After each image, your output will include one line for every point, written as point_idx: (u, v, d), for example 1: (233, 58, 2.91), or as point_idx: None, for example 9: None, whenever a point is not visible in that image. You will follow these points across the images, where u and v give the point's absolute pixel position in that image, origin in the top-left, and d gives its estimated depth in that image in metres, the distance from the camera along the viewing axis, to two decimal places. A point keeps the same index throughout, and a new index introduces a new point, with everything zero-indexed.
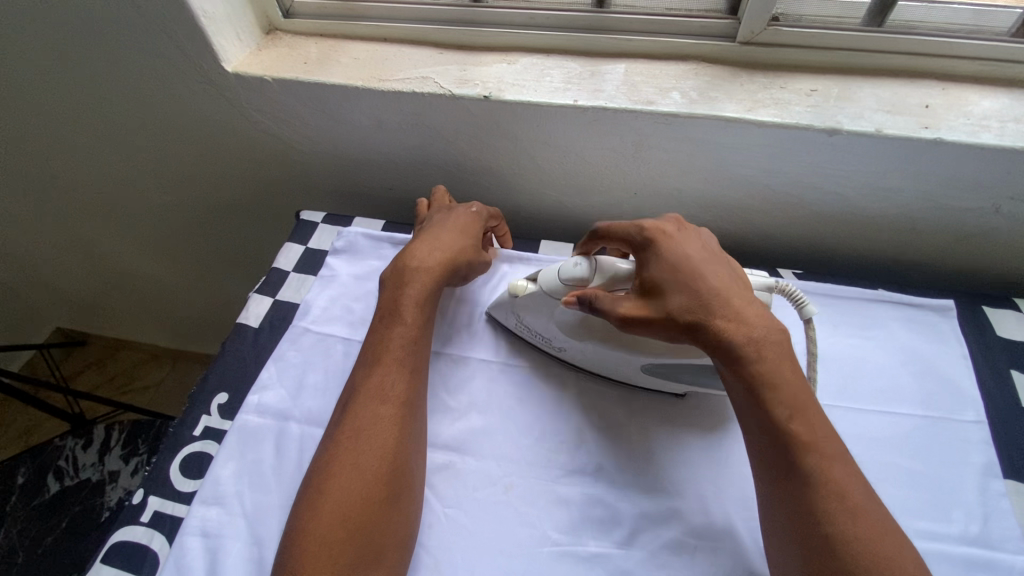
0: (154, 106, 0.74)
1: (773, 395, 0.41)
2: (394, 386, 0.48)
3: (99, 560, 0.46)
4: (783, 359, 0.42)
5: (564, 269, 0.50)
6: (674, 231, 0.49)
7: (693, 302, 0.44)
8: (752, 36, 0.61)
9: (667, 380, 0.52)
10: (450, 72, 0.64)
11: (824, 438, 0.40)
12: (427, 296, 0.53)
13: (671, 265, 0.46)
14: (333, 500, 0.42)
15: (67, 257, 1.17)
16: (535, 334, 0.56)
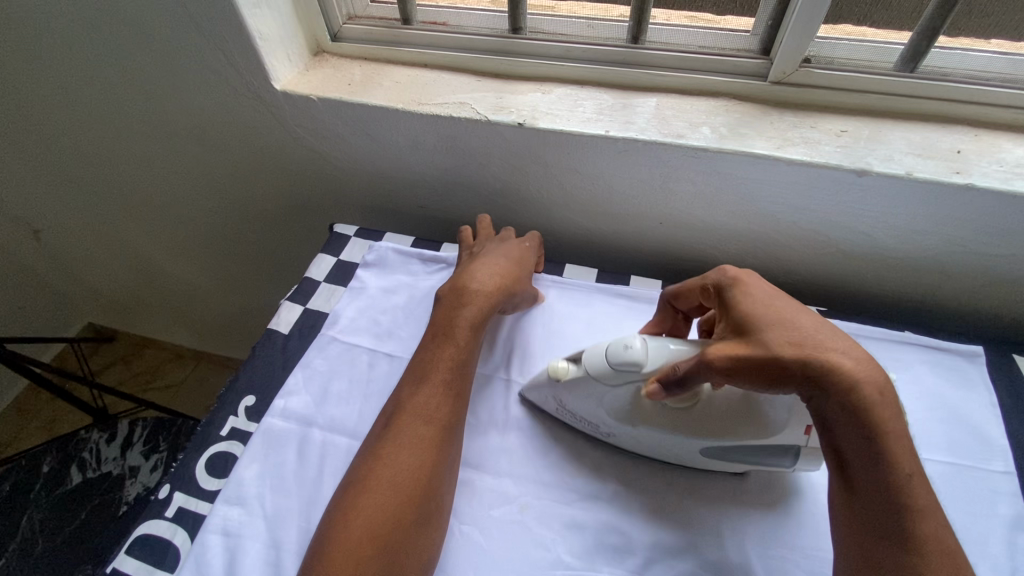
0: (204, 117, 0.78)
1: (896, 452, 0.38)
2: (437, 407, 0.49)
3: (123, 550, 0.48)
4: (898, 412, 0.39)
5: (613, 353, 0.46)
6: (758, 274, 0.47)
7: (805, 340, 0.40)
8: (785, 76, 0.62)
9: (722, 462, 0.48)
10: (487, 99, 0.67)
11: (928, 501, 0.38)
12: (479, 318, 0.54)
13: (763, 304, 0.43)
14: (362, 518, 0.42)
15: (107, 256, 1.22)
16: (577, 417, 0.52)
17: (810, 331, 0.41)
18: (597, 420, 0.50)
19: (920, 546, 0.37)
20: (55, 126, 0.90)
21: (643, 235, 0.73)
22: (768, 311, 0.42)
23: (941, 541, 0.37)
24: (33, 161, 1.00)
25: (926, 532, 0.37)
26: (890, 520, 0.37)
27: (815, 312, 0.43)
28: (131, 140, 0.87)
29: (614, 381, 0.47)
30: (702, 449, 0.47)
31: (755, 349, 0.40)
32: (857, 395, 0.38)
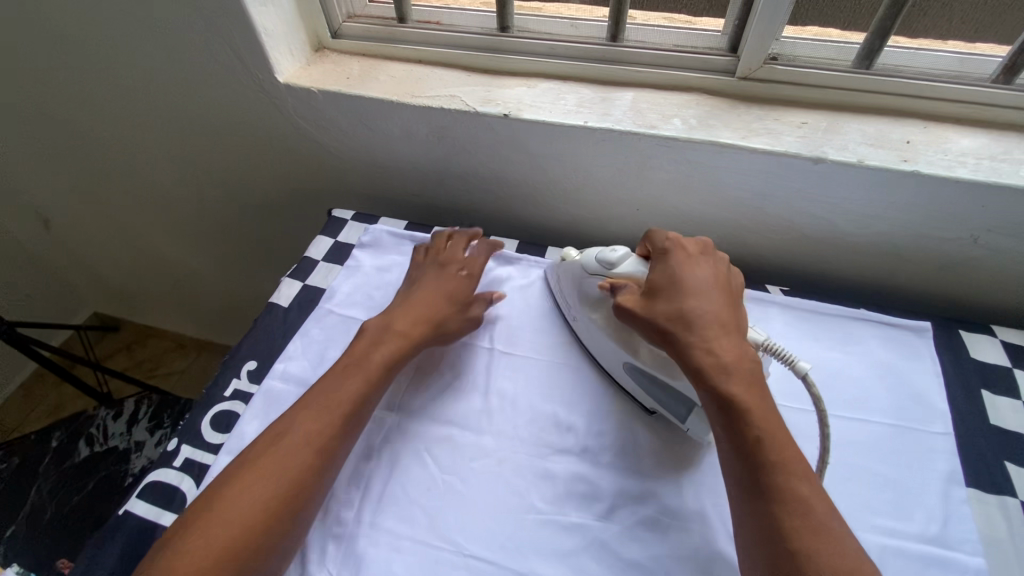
0: (211, 109, 0.83)
1: (747, 414, 0.44)
2: (348, 401, 0.50)
3: (135, 495, 0.52)
4: (751, 385, 0.46)
5: (602, 254, 0.58)
6: (694, 251, 0.56)
7: (676, 315, 0.50)
8: (750, 72, 0.67)
9: (640, 388, 0.56)
10: (476, 92, 0.72)
11: (790, 457, 0.43)
12: (439, 313, 0.59)
13: (669, 277, 0.53)
14: (258, 470, 0.45)
15: (114, 245, 1.26)
16: (563, 299, 0.64)
17: (687, 308, 0.50)
18: (569, 304, 0.62)
19: (776, 493, 0.41)
20: (70, 118, 0.95)
21: (622, 222, 0.78)
22: (664, 290, 0.52)
23: (801, 493, 0.41)
24: (47, 151, 1.05)
25: (781, 481, 0.42)
26: (751, 475, 0.43)
27: (715, 293, 0.52)
28: (142, 131, 0.92)
29: (592, 274, 0.59)
30: (625, 362, 0.56)
31: (640, 306, 0.52)
32: (710, 362, 0.47)
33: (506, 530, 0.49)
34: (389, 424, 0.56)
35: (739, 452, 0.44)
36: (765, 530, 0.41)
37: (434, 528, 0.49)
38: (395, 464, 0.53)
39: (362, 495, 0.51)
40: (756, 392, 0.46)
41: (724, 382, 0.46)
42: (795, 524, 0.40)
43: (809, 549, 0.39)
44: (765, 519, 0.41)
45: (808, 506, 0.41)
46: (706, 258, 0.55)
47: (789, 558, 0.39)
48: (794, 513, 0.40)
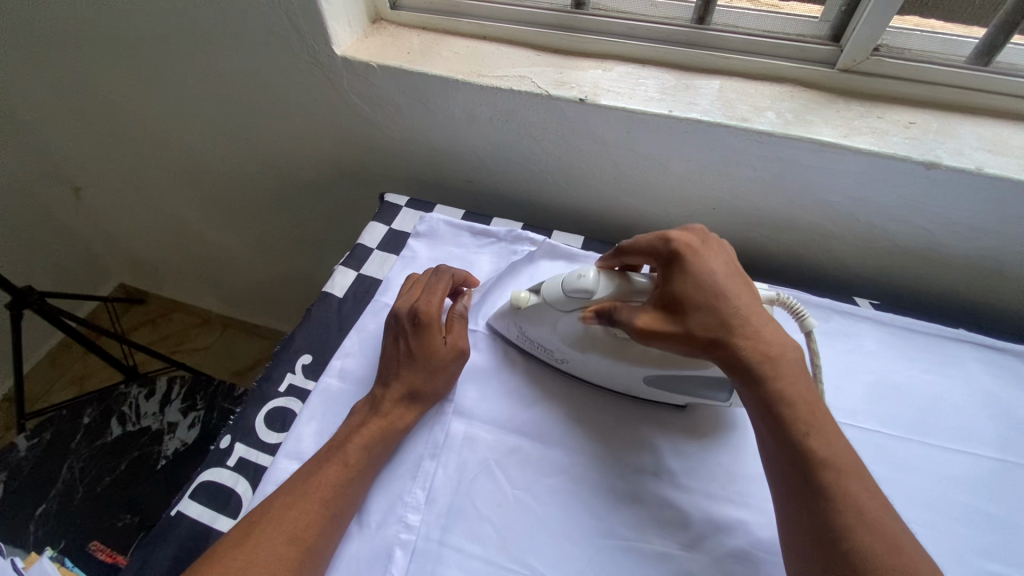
0: (258, 81, 0.78)
1: (800, 413, 0.42)
2: (362, 452, 0.48)
3: (188, 495, 0.49)
4: (797, 378, 0.44)
5: (569, 282, 0.52)
6: (700, 244, 0.49)
7: (712, 319, 0.46)
8: (853, 64, 0.61)
9: (666, 391, 0.52)
10: (547, 74, 0.66)
11: (843, 453, 0.41)
12: (418, 346, 0.53)
13: (696, 278, 0.47)
14: (292, 517, 0.43)
15: (145, 218, 1.23)
16: (539, 346, 0.56)
17: (724, 309, 0.46)
18: (551, 345, 0.55)
19: (837, 493, 0.39)
20: (106, 84, 0.90)
21: (694, 220, 0.72)
22: (690, 295, 0.47)
23: (860, 490, 0.39)
24: (82, 118, 1.01)
25: (833, 480, 0.39)
26: (807, 474, 0.40)
27: (738, 288, 0.47)
28: (181, 101, 0.87)
29: (567, 306, 0.52)
30: (643, 377, 0.52)
31: (670, 323, 0.46)
32: (754, 363, 0.44)
33: (585, 556, 0.46)
34: (455, 430, 0.52)
35: (794, 457, 0.41)
36: (825, 534, 0.38)
37: (506, 549, 0.46)
38: (463, 474, 0.50)
39: (429, 504, 0.48)
40: (799, 386, 0.43)
41: (772, 378, 0.43)
42: (851, 524, 0.37)
43: (875, 553, 0.36)
44: (827, 521, 0.38)
45: (862, 506, 0.38)
46: (719, 250, 0.50)
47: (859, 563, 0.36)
48: (851, 514, 0.38)
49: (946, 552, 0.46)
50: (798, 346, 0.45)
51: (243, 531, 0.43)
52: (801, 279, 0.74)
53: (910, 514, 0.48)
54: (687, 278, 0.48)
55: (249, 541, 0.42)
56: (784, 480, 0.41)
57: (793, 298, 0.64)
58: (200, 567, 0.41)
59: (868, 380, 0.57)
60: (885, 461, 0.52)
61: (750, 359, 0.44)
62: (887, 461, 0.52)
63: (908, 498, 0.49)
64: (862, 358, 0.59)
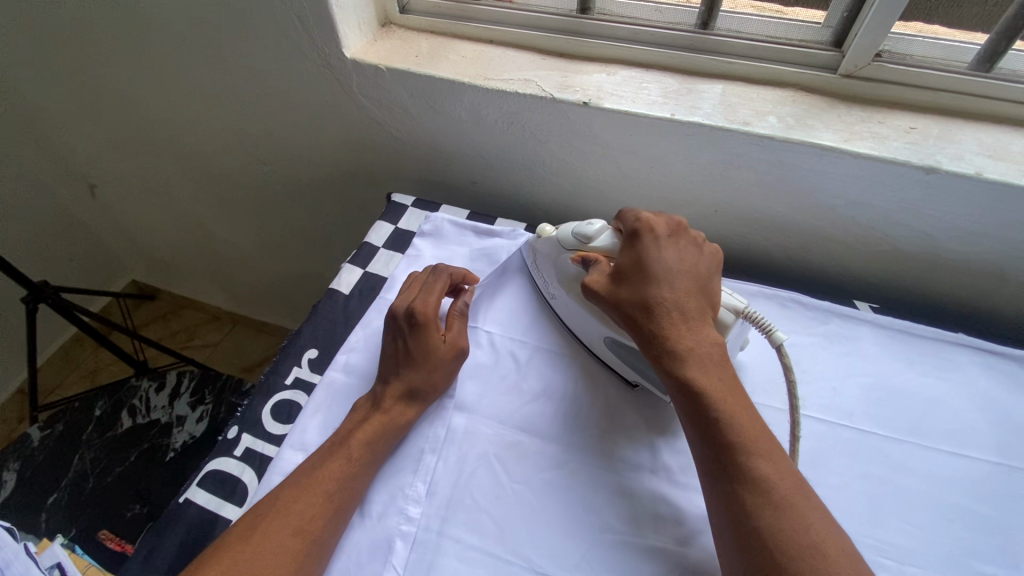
0: (270, 82, 0.80)
1: (709, 399, 0.43)
2: (363, 447, 0.49)
3: (195, 483, 0.51)
4: (716, 367, 0.45)
5: (580, 227, 0.57)
6: (661, 232, 0.51)
7: (640, 301, 0.48)
8: (855, 70, 0.62)
9: (620, 359, 0.55)
10: (552, 77, 0.67)
11: (755, 438, 0.42)
12: (416, 345, 0.54)
13: (634, 265, 0.50)
14: (297, 508, 0.44)
15: (158, 216, 1.26)
16: (540, 278, 0.62)
17: (654, 294, 0.48)
18: (548, 279, 0.61)
19: (744, 473, 0.40)
20: (123, 85, 0.93)
21: (696, 222, 0.73)
22: (626, 278, 0.50)
23: (767, 473, 0.40)
24: (99, 117, 1.04)
25: (740, 462, 0.41)
26: (718, 458, 0.42)
27: (679, 277, 0.49)
28: (195, 101, 0.90)
29: (569, 248, 0.57)
30: (602, 334, 0.55)
31: (606, 295, 0.51)
32: (669, 351, 0.46)
33: (582, 549, 0.46)
34: (456, 425, 0.54)
35: (706, 436, 0.43)
36: (732, 514, 0.39)
37: (504, 541, 0.47)
38: (463, 467, 0.51)
39: (429, 497, 0.49)
40: (718, 373, 0.45)
41: (684, 365, 0.45)
42: (757, 504, 0.39)
43: (773, 531, 0.38)
44: (733, 501, 0.40)
45: (771, 488, 0.39)
46: (675, 240, 0.51)
47: (755, 539, 0.38)
48: (755, 494, 0.39)
49: (940, 553, 0.47)
50: (719, 340, 0.46)
51: (249, 523, 0.44)
52: (802, 283, 0.74)
53: (905, 514, 0.49)
54: (628, 264, 0.51)
55: (255, 533, 0.43)
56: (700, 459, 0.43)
57: (793, 300, 0.64)
58: (209, 556, 0.42)
59: (866, 383, 0.58)
60: (881, 462, 0.52)
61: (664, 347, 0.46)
62: (882, 463, 0.52)
63: (903, 500, 0.50)
64: (861, 360, 0.59)
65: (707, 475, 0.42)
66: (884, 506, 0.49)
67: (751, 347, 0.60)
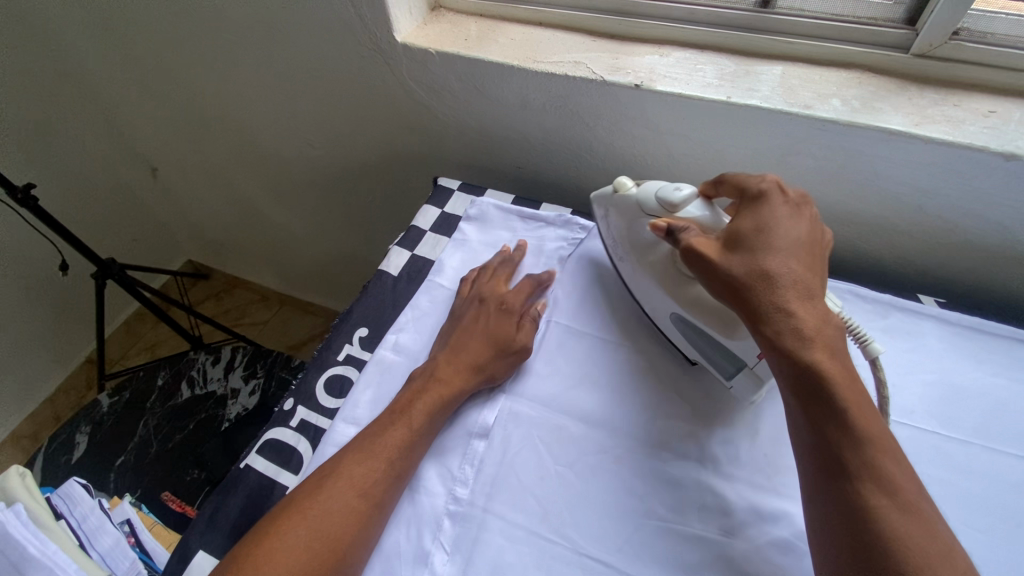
0: (322, 67, 0.82)
1: (833, 393, 0.41)
2: (423, 414, 0.50)
3: (255, 450, 0.53)
4: (836, 352, 0.43)
5: (665, 191, 0.53)
6: (786, 204, 0.50)
7: (759, 270, 0.46)
8: (929, 48, 0.58)
9: (684, 339, 0.55)
10: (603, 59, 0.66)
11: (876, 434, 0.40)
12: (495, 326, 0.57)
13: (757, 231, 0.48)
14: (360, 473, 0.46)
15: (213, 198, 1.31)
16: (611, 237, 0.60)
17: (775, 266, 0.46)
18: (620, 243, 0.59)
19: (860, 469, 0.39)
20: (185, 70, 0.97)
21: None
22: (751, 244, 0.47)
23: (891, 472, 0.39)
24: (161, 101, 1.09)
25: (861, 459, 0.39)
26: (835, 447, 0.40)
27: (801, 254, 0.47)
28: (250, 87, 0.93)
29: (650, 213, 0.55)
30: (671, 314, 0.55)
31: (719, 257, 0.47)
32: (789, 334, 0.43)
33: (625, 533, 0.47)
34: (503, 403, 0.54)
35: (827, 423, 0.41)
36: (844, 509, 0.39)
37: (548, 521, 0.47)
38: (509, 447, 0.52)
39: (476, 473, 0.50)
40: (840, 358, 0.43)
41: (807, 353, 0.42)
42: (879, 503, 0.38)
43: (900, 533, 0.37)
44: (852, 497, 0.39)
45: (896, 488, 0.38)
46: (798, 214, 0.50)
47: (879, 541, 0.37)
48: (881, 494, 0.38)
49: (1006, 560, 0.44)
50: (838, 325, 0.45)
51: (310, 487, 0.46)
52: (859, 275, 0.71)
53: (967, 518, 0.47)
54: (750, 228, 0.48)
55: (319, 495, 0.45)
56: (813, 446, 0.41)
57: (850, 292, 0.62)
58: (275, 514, 0.45)
59: (928, 380, 0.55)
60: (944, 464, 0.50)
61: (783, 329, 0.43)
62: (944, 463, 0.50)
63: (965, 502, 0.47)
64: (923, 357, 0.57)
65: (823, 466, 0.40)
66: (945, 508, 0.47)
67: None
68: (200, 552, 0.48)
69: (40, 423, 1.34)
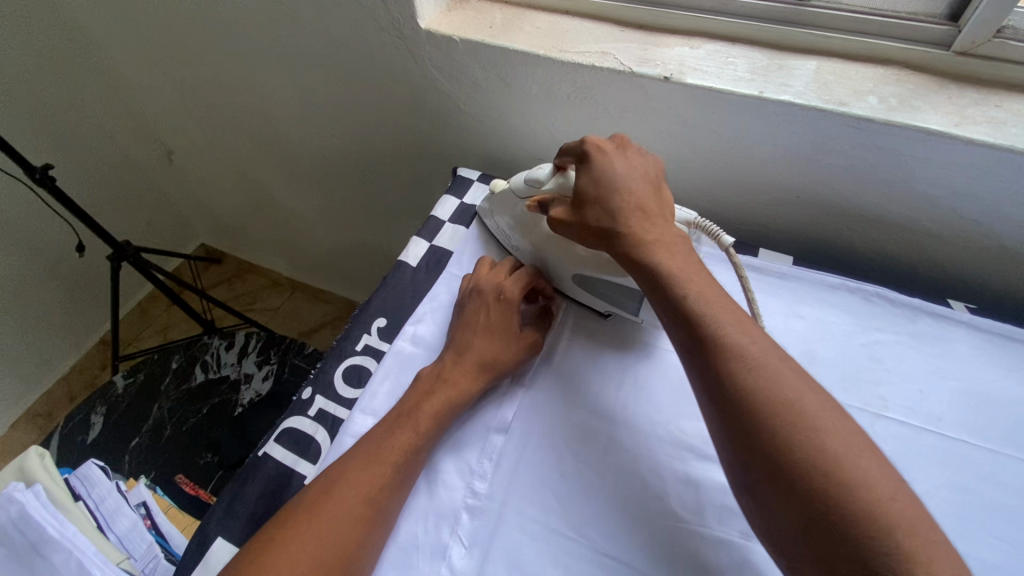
0: (342, 52, 0.81)
1: (699, 318, 0.42)
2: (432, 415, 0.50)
3: (273, 438, 0.53)
4: (691, 272, 0.46)
5: (531, 174, 0.58)
6: (609, 147, 0.52)
7: (605, 214, 0.49)
8: (971, 46, 0.56)
9: (589, 294, 0.58)
10: (631, 50, 0.65)
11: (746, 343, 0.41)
12: (508, 323, 0.55)
13: (590, 182, 0.51)
14: (367, 474, 0.45)
15: (227, 182, 1.31)
16: (500, 231, 0.65)
17: (616, 206, 0.49)
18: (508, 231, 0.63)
19: (740, 387, 0.39)
20: (203, 52, 0.96)
21: (775, 209, 0.69)
22: (589, 194, 0.50)
23: (775, 381, 0.39)
24: (179, 84, 1.08)
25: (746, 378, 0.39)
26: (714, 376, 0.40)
27: (637, 188, 0.50)
28: (269, 71, 0.92)
29: (524, 195, 0.60)
30: (572, 276, 0.58)
31: (570, 216, 0.51)
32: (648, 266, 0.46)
33: (644, 534, 0.46)
34: (521, 399, 0.54)
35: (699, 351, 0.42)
36: (742, 442, 0.38)
37: (566, 519, 0.47)
38: (528, 443, 0.51)
39: (494, 469, 0.50)
40: (697, 278, 0.45)
41: (670, 283, 0.45)
42: (778, 430, 0.37)
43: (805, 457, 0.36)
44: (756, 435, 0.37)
45: (792, 408, 0.37)
46: (624, 153, 0.52)
47: (791, 476, 0.36)
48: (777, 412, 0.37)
49: None
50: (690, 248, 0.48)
51: (317, 495, 0.44)
52: (885, 277, 0.70)
53: (996, 529, 0.46)
54: (586, 183, 0.51)
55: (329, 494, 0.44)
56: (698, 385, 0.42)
57: (879, 295, 0.60)
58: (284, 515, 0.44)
59: (958, 388, 0.53)
60: (972, 473, 0.49)
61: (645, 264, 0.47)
62: (971, 472, 0.49)
63: (993, 513, 0.46)
64: (954, 363, 0.55)
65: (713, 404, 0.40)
66: (972, 517, 0.46)
67: (829, 343, 0.57)
68: (218, 538, 0.48)
69: (55, 402, 1.35)
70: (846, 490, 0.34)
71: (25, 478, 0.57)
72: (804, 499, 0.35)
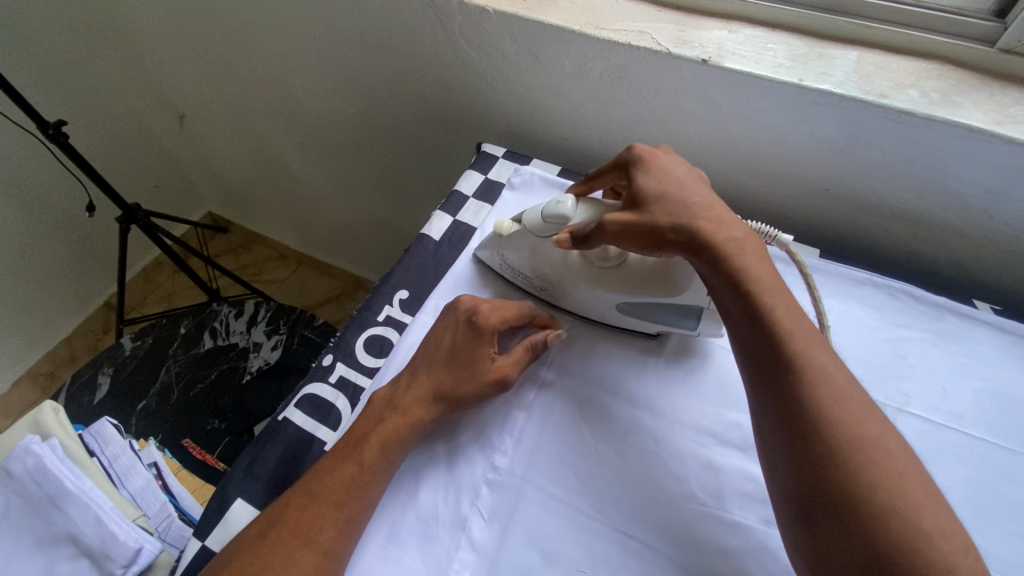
0: (369, 19, 0.79)
1: (787, 339, 0.42)
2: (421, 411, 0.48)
3: (292, 403, 0.53)
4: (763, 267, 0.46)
5: (549, 207, 0.52)
6: (665, 154, 0.53)
7: (680, 214, 0.48)
8: (1017, 44, 0.55)
9: (638, 319, 0.55)
10: (669, 31, 0.64)
11: (823, 364, 0.41)
12: (466, 352, 0.50)
13: (660, 183, 0.50)
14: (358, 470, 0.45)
15: (240, 150, 1.29)
16: (511, 270, 0.59)
17: (691, 207, 0.48)
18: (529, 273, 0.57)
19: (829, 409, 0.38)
20: (224, 13, 0.94)
21: (802, 200, 0.68)
22: (665, 194, 0.49)
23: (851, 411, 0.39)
24: (197, 45, 1.06)
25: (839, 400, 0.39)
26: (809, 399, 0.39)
27: (703, 193, 0.50)
28: (292, 35, 0.90)
29: (546, 233, 0.54)
30: (619, 306, 0.54)
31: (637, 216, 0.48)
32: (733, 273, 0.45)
33: (664, 515, 0.46)
34: (543, 378, 0.54)
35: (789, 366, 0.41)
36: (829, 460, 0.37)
37: (586, 495, 0.47)
38: (548, 419, 0.51)
39: (515, 444, 0.50)
40: (779, 296, 0.44)
41: (762, 298, 0.44)
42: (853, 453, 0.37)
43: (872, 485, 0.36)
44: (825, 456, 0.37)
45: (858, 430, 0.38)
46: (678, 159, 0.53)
47: (855, 502, 0.36)
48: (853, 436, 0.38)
49: None
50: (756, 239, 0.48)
51: (303, 500, 0.43)
52: (907, 274, 0.69)
53: (1014, 528, 0.46)
54: (653, 183, 0.50)
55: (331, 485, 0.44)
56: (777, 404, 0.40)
57: (905, 292, 0.60)
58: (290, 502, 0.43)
59: (980, 387, 0.53)
60: (991, 471, 0.49)
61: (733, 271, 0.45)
62: (991, 470, 0.49)
63: (1010, 511, 0.47)
64: (977, 362, 0.55)
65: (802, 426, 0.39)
66: (991, 515, 0.47)
67: (852, 337, 0.57)
68: (237, 499, 0.48)
69: (58, 362, 1.35)
70: (902, 511, 0.35)
71: (39, 432, 0.56)
72: (862, 522, 0.35)
